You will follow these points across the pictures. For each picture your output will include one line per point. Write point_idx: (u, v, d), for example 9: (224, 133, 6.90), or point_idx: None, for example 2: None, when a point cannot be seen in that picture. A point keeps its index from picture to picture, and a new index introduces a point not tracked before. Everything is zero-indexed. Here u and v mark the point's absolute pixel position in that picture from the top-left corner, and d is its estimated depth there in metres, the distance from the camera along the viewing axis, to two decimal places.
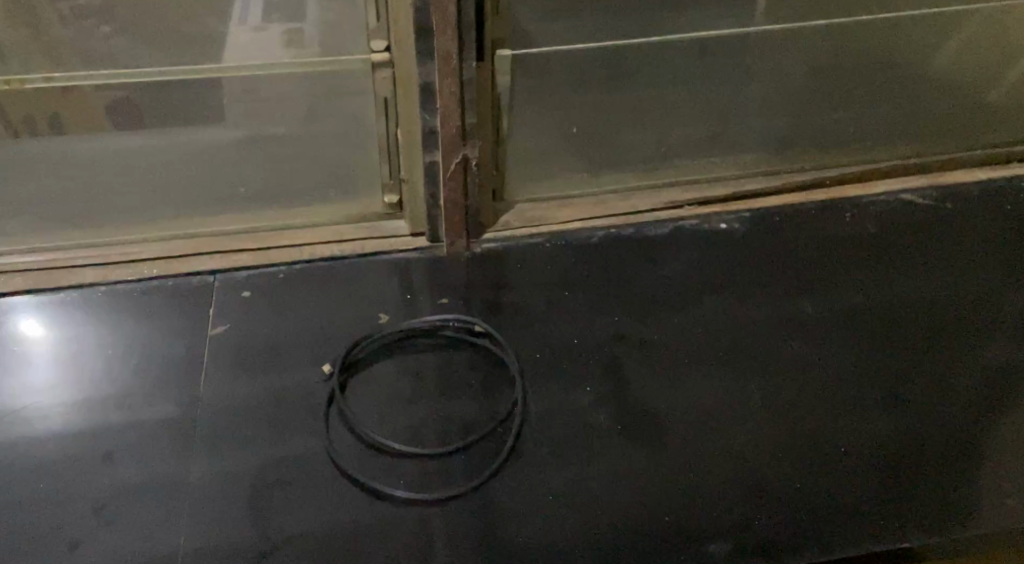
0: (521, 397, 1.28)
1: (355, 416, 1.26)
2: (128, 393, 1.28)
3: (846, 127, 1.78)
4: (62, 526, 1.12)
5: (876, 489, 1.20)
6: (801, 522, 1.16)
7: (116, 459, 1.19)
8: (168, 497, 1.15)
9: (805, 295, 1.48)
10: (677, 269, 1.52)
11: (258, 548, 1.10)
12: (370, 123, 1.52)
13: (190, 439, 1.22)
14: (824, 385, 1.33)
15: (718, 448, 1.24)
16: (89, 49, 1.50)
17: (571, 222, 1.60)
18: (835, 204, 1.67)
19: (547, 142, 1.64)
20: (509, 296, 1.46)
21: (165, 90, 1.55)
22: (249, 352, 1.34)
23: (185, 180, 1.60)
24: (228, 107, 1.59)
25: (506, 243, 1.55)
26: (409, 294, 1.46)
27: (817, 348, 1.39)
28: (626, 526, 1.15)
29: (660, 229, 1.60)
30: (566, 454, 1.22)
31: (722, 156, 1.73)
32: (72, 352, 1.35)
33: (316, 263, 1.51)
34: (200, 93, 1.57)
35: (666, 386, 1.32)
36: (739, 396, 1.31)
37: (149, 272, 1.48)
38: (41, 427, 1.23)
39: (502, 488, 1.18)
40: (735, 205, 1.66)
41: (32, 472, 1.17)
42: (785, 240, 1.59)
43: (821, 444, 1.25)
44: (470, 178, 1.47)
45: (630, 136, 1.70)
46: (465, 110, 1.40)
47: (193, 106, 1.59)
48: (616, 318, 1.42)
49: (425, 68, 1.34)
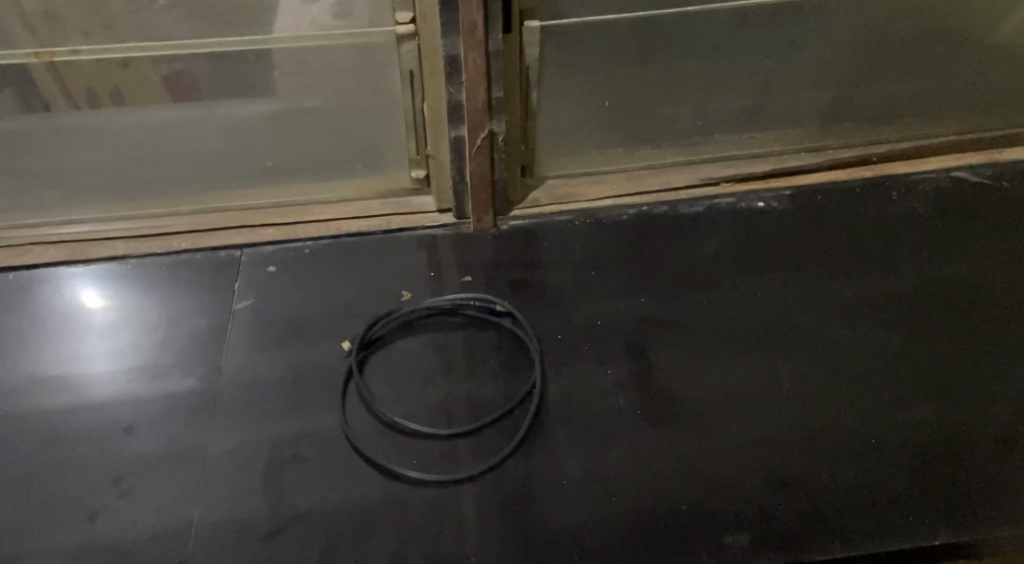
0: (539, 379, 1.26)
1: (372, 393, 1.25)
2: (151, 365, 1.30)
3: (902, 99, 1.68)
4: (82, 496, 1.14)
5: (906, 483, 1.15)
6: (827, 515, 1.12)
7: (136, 432, 1.20)
8: (184, 471, 1.16)
9: (843, 277, 1.42)
10: (710, 249, 1.47)
11: (268, 525, 1.10)
12: (396, 94, 1.48)
13: (209, 413, 1.23)
14: (858, 372, 1.28)
15: (744, 436, 1.20)
16: (144, 21, 1.43)
17: (602, 200, 1.57)
18: (881, 183, 1.60)
19: (579, 116, 1.56)
20: (535, 274, 1.43)
21: (199, 63, 1.47)
22: (272, 328, 1.35)
23: (213, 154, 1.57)
24: (257, 82, 1.51)
25: (534, 220, 1.53)
26: (434, 271, 1.44)
27: (853, 333, 1.33)
28: (641, 514, 1.12)
29: (694, 207, 1.55)
30: (584, 439, 1.20)
31: (763, 130, 1.66)
32: (101, 324, 1.37)
33: (342, 238, 1.51)
34: (233, 67, 1.48)
35: (692, 370, 1.28)
36: (768, 382, 1.27)
37: (178, 246, 1.49)
38: (67, 398, 1.26)
39: (517, 471, 1.16)
40: (775, 182, 1.61)
41: (56, 441, 1.20)
42: (826, 220, 1.53)
43: (851, 434, 1.20)
44: (496, 154, 1.45)
45: (669, 109, 1.60)
46: (491, 84, 1.37)
47: (226, 82, 1.51)
48: (644, 298, 1.39)
49: (449, 40, 1.31)
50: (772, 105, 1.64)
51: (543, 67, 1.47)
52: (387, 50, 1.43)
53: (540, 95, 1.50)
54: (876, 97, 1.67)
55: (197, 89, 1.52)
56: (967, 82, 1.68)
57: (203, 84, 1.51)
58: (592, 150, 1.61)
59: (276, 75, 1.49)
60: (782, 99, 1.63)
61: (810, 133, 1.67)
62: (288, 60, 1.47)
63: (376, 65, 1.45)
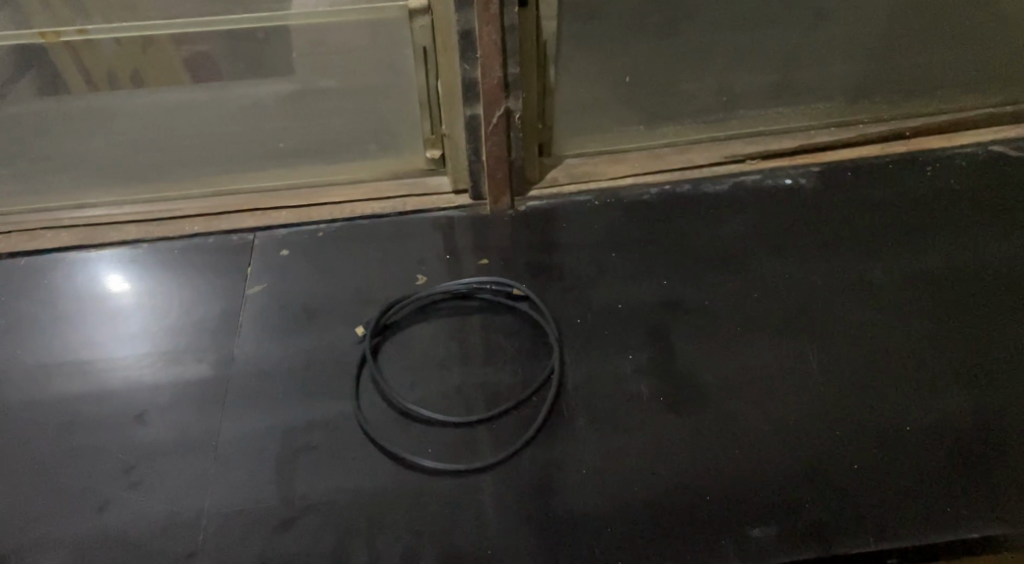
0: (558, 365, 1.22)
1: (387, 381, 1.22)
2: (164, 351, 1.28)
3: (937, 70, 1.60)
4: (93, 487, 1.12)
5: (942, 473, 1.11)
6: (858, 507, 1.08)
7: (147, 420, 1.19)
8: (194, 460, 1.14)
9: (875, 257, 1.37)
10: (734, 229, 1.42)
11: (279, 516, 1.08)
12: (410, 73, 1.44)
13: (222, 401, 1.20)
14: (890, 356, 1.23)
15: (770, 422, 1.16)
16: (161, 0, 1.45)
17: (622, 179, 1.52)
18: (914, 158, 1.54)
19: (598, 91, 1.51)
20: (554, 256, 1.39)
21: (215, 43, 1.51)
22: (284, 313, 1.32)
23: (225, 135, 1.55)
24: (276, 59, 1.53)
25: (553, 201, 1.48)
26: (450, 254, 1.40)
27: (884, 317, 1.28)
28: (663, 504, 1.09)
29: (718, 186, 1.50)
30: (604, 426, 1.16)
31: (791, 104, 1.59)
32: (113, 310, 1.35)
33: (356, 221, 1.47)
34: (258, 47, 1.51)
35: (716, 354, 1.24)
36: (795, 366, 1.22)
37: (190, 230, 1.46)
38: (77, 385, 1.24)
39: (534, 461, 1.13)
40: (804, 158, 1.55)
41: (67, 430, 1.18)
42: (855, 198, 1.47)
43: (882, 422, 1.16)
44: (513, 133, 1.41)
45: (688, 84, 1.55)
46: (507, 60, 1.32)
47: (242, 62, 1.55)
48: (666, 281, 1.34)
49: (464, 15, 1.27)
50: (800, 79, 1.57)
51: (561, 42, 1.42)
52: (401, 27, 1.38)
53: (558, 71, 1.45)
54: (910, 67, 1.59)
55: (220, 71, 1.56)
56: (1006, 50, 1.60)
57: (232, 63, 1.55)
58: (613, 127, 1.55)
59: (293, 56, 1.51)
60: (810, 72, 1.57)
61: (842, 106, 1.61)
62: (304, 38, 1.45)
63: (390, 42, 1.41)
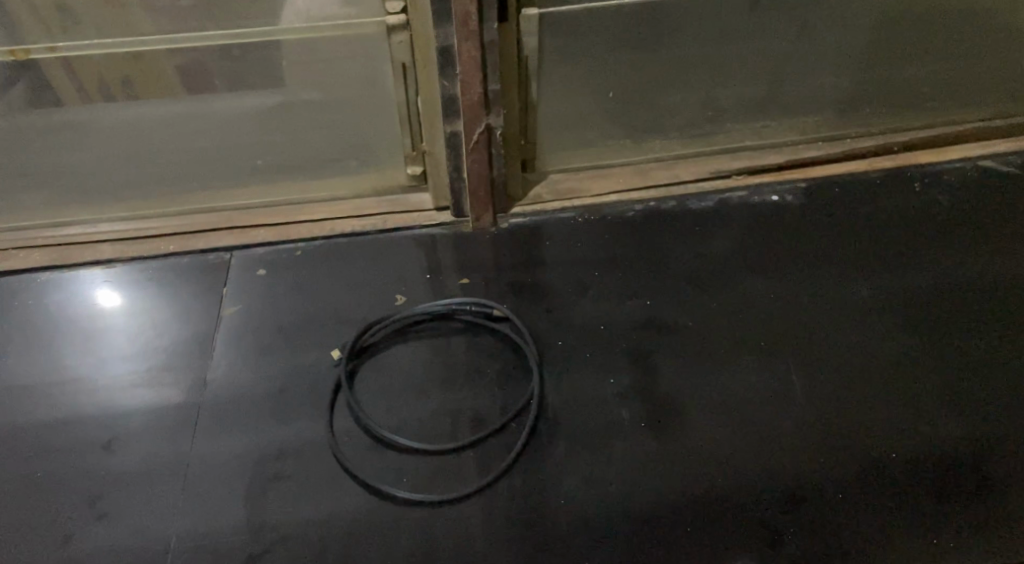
0: (538, 390, 1.19)
1: (363, 406, 1.19)
2: (135, 375, 1.25)
3: (929, 84, 1.58)
4: (57, 519, 1.09)
5: (928, 501, 1.08)
6: (842, 537, 1.05)
7: (115, 448, 1.16)
8: (162, 489, 1.11)
9: (862, 276, 1.34)
10: (720, 246, 1.40)
11: (248, 549, 1.05)
12: (389, 89, 1.41)
13: (193, 426, 1.18)
14: (877, 379, 1.21)
15: (754, 447, 1.14)
16: None
17: (606, 195, 1.50)
18: (903, 173, 1.52)
19: (582, 107, 1.48)
20: (536, 275, 1.36)
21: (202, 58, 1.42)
22: (260, 335, 1.29)
23: (204, 152, 1.50)
24: (262, 72, 1.44)
25: (536, 218, 1.46)
26: (431, 273, 1.38)
27: (872, 338, 1.26)
28: (644, 534, 1.06)
29: (704, 202, 1.48)
30: (584, 452, 1.14)
31: (778, 118, 1.57)
32: (85, 331, 1.32)
33: (335, 239, 1.45)
34: (238, 63, 1.43)
35: (701, 376, 1.21)
36: (781, 390, 1.20)
37: (165, 249, 1.44)
38: (44, 411, 1.21)
39: (512, 490, 1.10)
40: (791, 174, 1.53)
41: (32, 457, 1.15)
42: (843, 215, 1.45)
43: (869, 448, 1.13)
44: (494, 150, 1.39)
45: (675, 98, 1.51)
46: (487, 76, 1.30)
47: (223, 76, 1.45)
48: (650, 300, 1.31)
49: (442, 31, 1.24)
50: (788, 94, 1.55)
51: (543, 58, 1.40)
52: (379, 43, 1.35)
53: (540, 86, 1.42)
54: (901, 81, 1.56)
55: (209, 84, 1.47)
56: (1000, 63, 1.57)
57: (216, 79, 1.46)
58: (598, 142, 1.53)
59: (284, 65, 1.42)
60: (799, 85, 1.54)
61: (829, 120, 1.58)
62: (290, 53, 1.40)
63: (368, 58, 1.38)
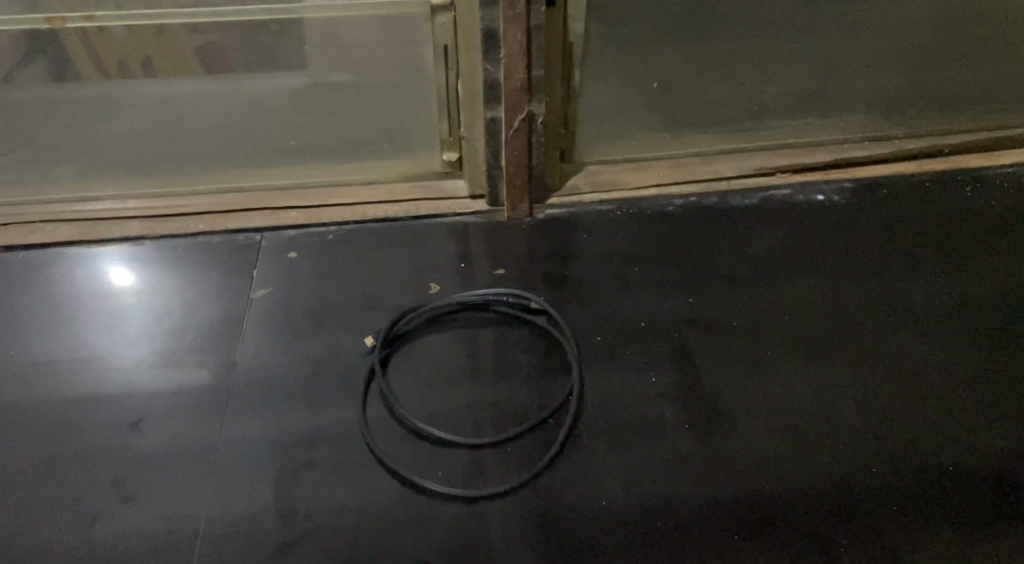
0: (576, 386, 1.16)
1: (396, 396, 1.16)
2: (165, 354, 1.22)
3: (981, 86, 1.53)
4: (82, 500, 1.06)
5: (986, 515, 1.04)
6: (896, 549, 1.02)
7: (143, 429, 1.13)
8: (190, 473, 1.08)
9: (913, 281, 1.30)
10: (764, 245, 1.36)
11: (279, 537, 1.02)
12: (429, 72, 1.37)
13: (221, 409, 1.15)
14: (930, 388, 1.17)
15: (801, 453, 1.10)
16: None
17: (646, 189, 1.46)
18: (953, 177, 1.48)
19: (624, 97, 1.44)
20: (573, 268, 1.33)
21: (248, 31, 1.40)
22: (292, 318, 1.26)
23: (233, 131, 1.47)
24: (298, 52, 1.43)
25: (572, 209, 1.43)
26: (464, 262, 1.35)
27: (924, 346, 1.22)
28: (688, 538, 1.02)
29: (747, 199, 1.44)
30: (626, 452, 1.10)
31: (824, 116, 1.53)
32: (112, 309, 1.29)
33: (368, 224, 1.42)
34: (278, 43, 1.42)
35: (745, 378, 1.18)
36: (829, 395, 1.16)
37: (195, 228, 1.41)
38: (71, 389, 1.18)
39: (549, 489, 1.07)
40: (837, 174, 1.49)
41: (57, 436, 1.13)
42: (891, 217, 1.40)
43: (919, 458, 1.10)
44: (535, 137, 1.35)
45: (719, 92, 1.48)
46: (532, 61, 1.27)
47: (263, 52, 1.45)
48: (692, 298, 1.28)
49: (489, 13, 1.21)
50: (835, 92, 1.51)
51: (589, 45, 1.36)
52: (421, 24, 1.32)
53: (583, 74, 1.38)
54: (952, 82, 1.52)
55: (238, 60, 1.46)
56: None
57: (246, 56, 1.46)
58: (638, 134, 1.49)
59: (307, 49, 1.41)
60: (846, 82, 1.50)
61: (876, 120, 1.54)
62: (316, 30, 1.38)
63: (408, 38, 1.34)
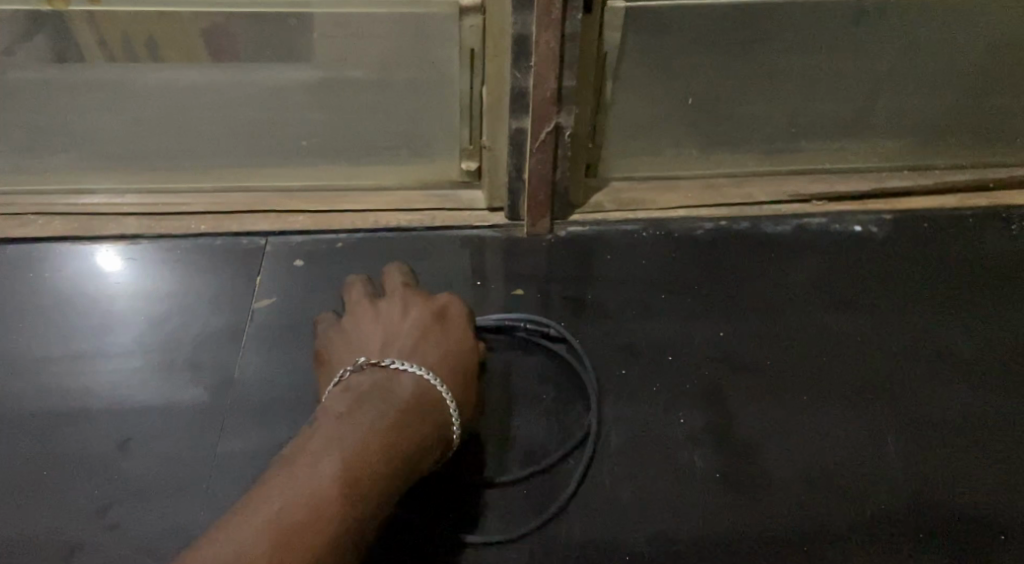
0: (596, 422, 1.09)
1: None
2: (158, 367, 1.14)
3: None
4: (64, 527, 0.99)
5: None
6: None
7: (131, 450, 1.05)
8: (181, 501, 1.01)
9: (956, 324, 1.23)
10: (798, 277, 1.28)
11: None
12: (452, 75, 1.30)
13: (216, 431, 1.07)
14: (975, 444, 1.10)
15: (838, 512, 1.03)
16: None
17: (674, 210, 1.39)
18: (996, 213, 1.40)
19: (655, 112, 1.37)
20: (596, 292, 1.25)
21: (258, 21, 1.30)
22: (295, 332, 1.19)
23: (239, 126, 1.38)
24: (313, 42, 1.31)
25: (596, 228, 1.35)
26: (479, 280, 1.27)
27: (969, 396, 1.14)
28: None
29: (781, 227, 1.37)
30: (650, 499, 1.03)
31: (861, 141, 1.46)
32: (103, 314, 1.21)
33: (380, 233, 1.34)
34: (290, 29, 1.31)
35: (778, 424, 1.11)
36: (868, 448, 1.09)
37: (196, 229, 1.33)
38: (55, 402, 1.10)
39: (569, 537, 1.00)
40: (874, 204, 1.41)
41: (38, 454, 1.05)
42: (931, 254, 1.33)
43: (964, 522, 1.03)
44: (561, 151, 1.27)
45: (755, 110, 1.41)
46: (563, 71, 1.18)
47: (274, 41, 1.33)
48: (721, 331, 1.20)
49: (521, 18, 1.12)
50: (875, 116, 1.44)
51: (623, 56, 1.28)
52: (447, 25, 1.24)
53: (614, 86, 1.31)
54: (996, 110, 1.45)
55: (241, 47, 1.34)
56: None
57: (255, 46, 1.34)
58: (667, 150, 1.42)
59: (314, 38, 1.31)
60: (887, 107, 1.43)
61: (914, 147, 1.47)
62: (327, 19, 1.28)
63: (433, 38, 1.27)
